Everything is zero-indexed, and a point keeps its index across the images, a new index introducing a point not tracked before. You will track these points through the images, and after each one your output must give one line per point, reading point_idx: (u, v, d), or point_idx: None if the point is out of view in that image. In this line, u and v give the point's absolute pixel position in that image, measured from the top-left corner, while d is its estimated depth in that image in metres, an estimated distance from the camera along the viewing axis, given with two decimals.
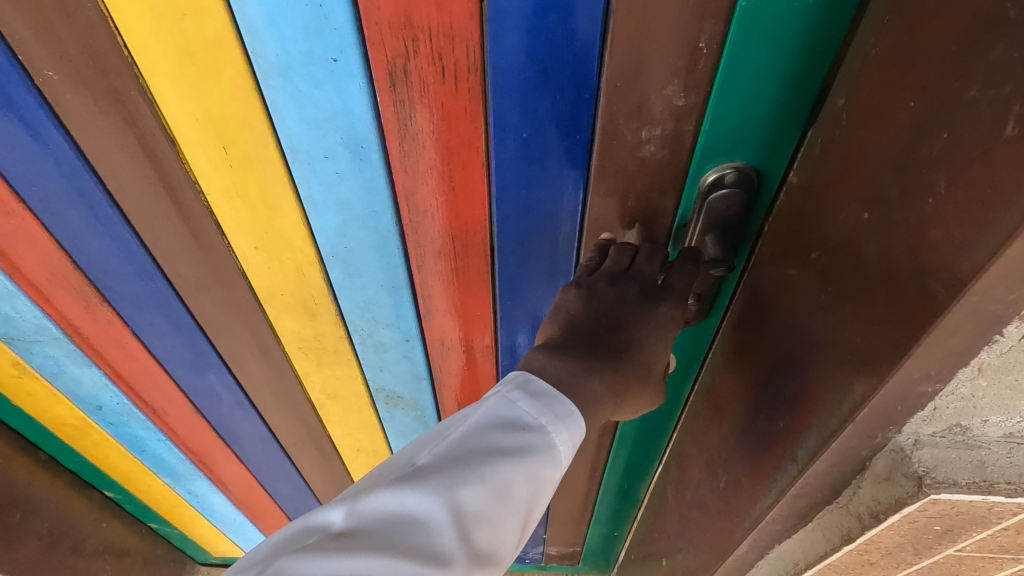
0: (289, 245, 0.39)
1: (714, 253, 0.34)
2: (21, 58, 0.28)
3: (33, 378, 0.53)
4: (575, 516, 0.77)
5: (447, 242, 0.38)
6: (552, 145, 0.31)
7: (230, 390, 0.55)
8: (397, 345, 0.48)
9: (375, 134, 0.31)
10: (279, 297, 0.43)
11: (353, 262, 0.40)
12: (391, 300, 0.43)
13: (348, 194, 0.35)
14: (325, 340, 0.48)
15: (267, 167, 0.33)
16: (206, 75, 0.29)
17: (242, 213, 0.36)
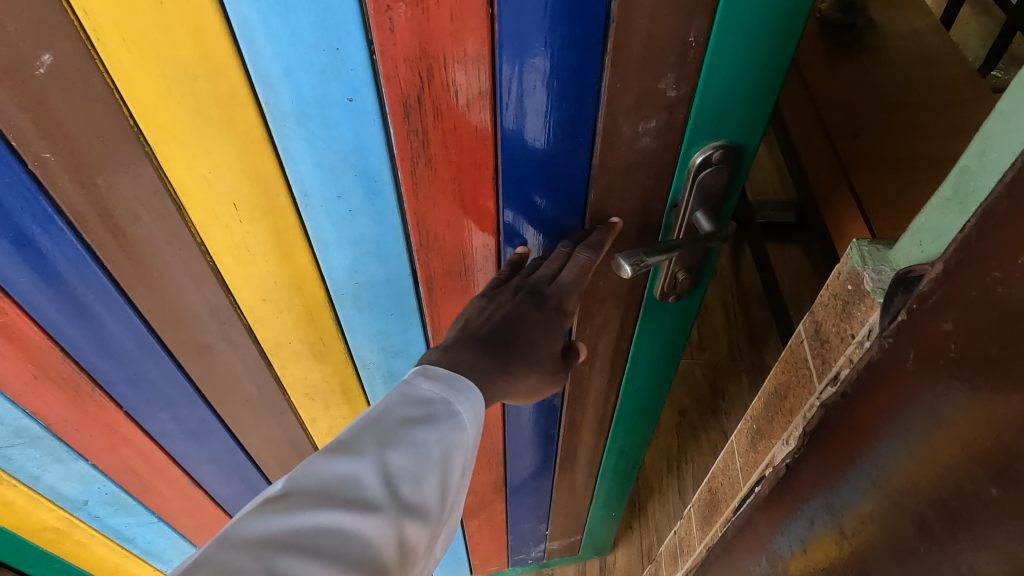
0: (299, 290, 0.40)
1: (709, 227, 0.37)
2: (14, 146, 0.29)
3: (9, 484, 0.52)
4: (573, 505, 0.78)
5: (448, 257, 0.40)
6: (547, 151, 0.34)
7: (230, 459, 0.55)
8: (406, 372, 0.49)
9: (386, 166, 0.34)
10: (287, 346, 0.44)
11: (362, 298, 0.41)
12: (400, 326, 0.45)
13: (360, 230, 0.37)
14: (332, 381, 0.49)
15: (280, 213, 0.35)
16: (228, 128, 0.30)
17: (250, 265, 0.37)
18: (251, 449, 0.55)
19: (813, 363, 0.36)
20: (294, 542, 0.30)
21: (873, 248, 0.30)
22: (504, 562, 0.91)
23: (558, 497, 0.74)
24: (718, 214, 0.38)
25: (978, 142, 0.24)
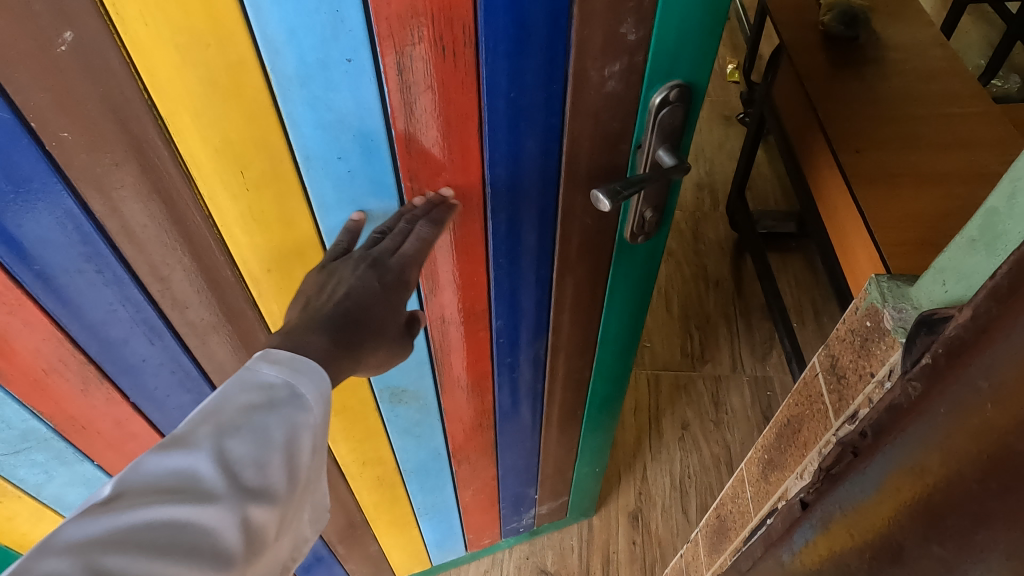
0: (264, 144, 0.56)
1: (670, 158, 0.65)
2: None
3: None
4: (505, 363, 0.95)
5: (428, 153, 0.62)
6: (486, 65, 0.56)
7: (174, 377, 0.73)
8: (376, 214, 0.67)
9: (373, 88, 0.55)
10: (259, 198, 0.60)
11: (344, 188, 0.62)
12: (368, 172, 0.62)
13: (344, 134, 0.58)
14: (296, 231, 0.65)
15: (269, 126, 0.55)
16: (230, 69, 0.51)
17: (239, 122, 0.54)
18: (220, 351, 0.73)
19: (874, 376, 0.53)
20: (123, 531, 0.45)
21: (899, 294, 0.51)
22: (469, 431, 1.09)
23: (493, 351, 0.92)
24: (674, 144, 0.65)
25: (1007, 194, 0.42)
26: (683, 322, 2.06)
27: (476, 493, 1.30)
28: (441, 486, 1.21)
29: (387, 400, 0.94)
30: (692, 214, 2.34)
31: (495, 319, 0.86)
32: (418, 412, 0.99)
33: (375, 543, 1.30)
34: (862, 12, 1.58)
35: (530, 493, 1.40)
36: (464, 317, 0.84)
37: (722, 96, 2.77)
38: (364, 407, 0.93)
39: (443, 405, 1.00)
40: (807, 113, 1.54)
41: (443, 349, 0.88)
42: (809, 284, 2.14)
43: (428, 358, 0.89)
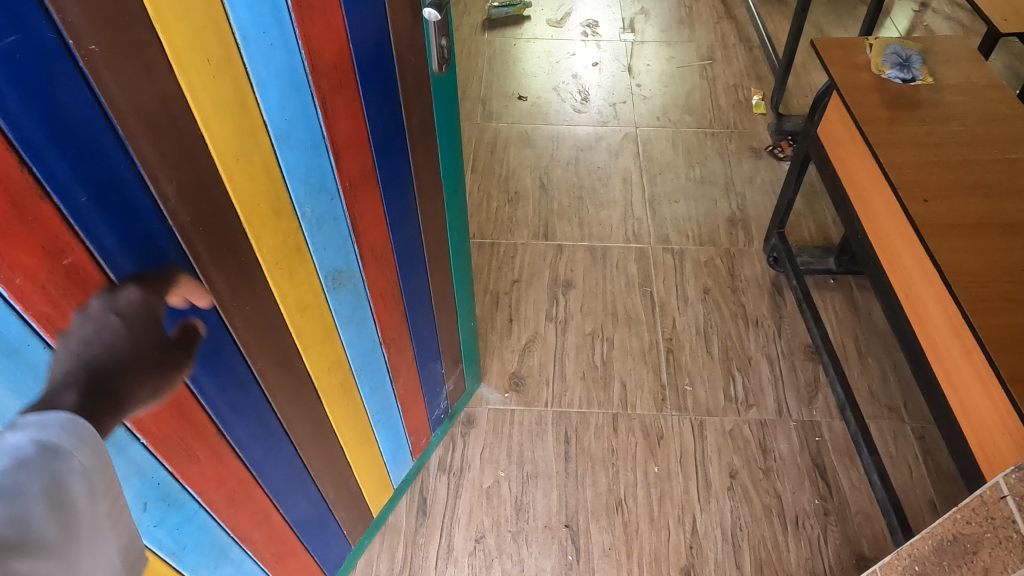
0: (216, 29, 0.70)
1: None
2: None
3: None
4: (388, 221, 1.17)
5: (314, 18, 0.81)
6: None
7: (188, 307, 0.82)
8: (291, 87, 0.83)
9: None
10: (218, 83, 0.73)
11: (271, 64, 0.79)
12: (282, 44, 0.78)
13: (263, 11, 0.74)
14: (248, 110, 0.78)
15: (219, 14, 0.69)
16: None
17: (201, 11, 0.67)
18: (213, 267, 0.83)
19: None
20: None
21: None
22: (390, 305, 1.28)
23: (384, 205, 1.13)
24: None
25: None
26: (725, 363, 2.01)
27: (406, 381, 1.49)
28: (381, 383, 1.38)
29: (332, 288, 1.09)
30: (727, 251, 2.30)
31: (377, 177, 1.08)
32: (352, 295, 1.15)
33: (352, 476, 1.42)
34: (914, 55, 1.58)
35: (438, 369, 1.65)
36: (361, 178, 1.04)
37: (750, 128, 2.74)
38: (318, 300, 1.07)
39: (365, 281, 1.17)
40: (864, 162, 1.50)
41: (357, 218, 1.07)
42: (851, 323, 2.09)
43: (349, 231, 1.06)
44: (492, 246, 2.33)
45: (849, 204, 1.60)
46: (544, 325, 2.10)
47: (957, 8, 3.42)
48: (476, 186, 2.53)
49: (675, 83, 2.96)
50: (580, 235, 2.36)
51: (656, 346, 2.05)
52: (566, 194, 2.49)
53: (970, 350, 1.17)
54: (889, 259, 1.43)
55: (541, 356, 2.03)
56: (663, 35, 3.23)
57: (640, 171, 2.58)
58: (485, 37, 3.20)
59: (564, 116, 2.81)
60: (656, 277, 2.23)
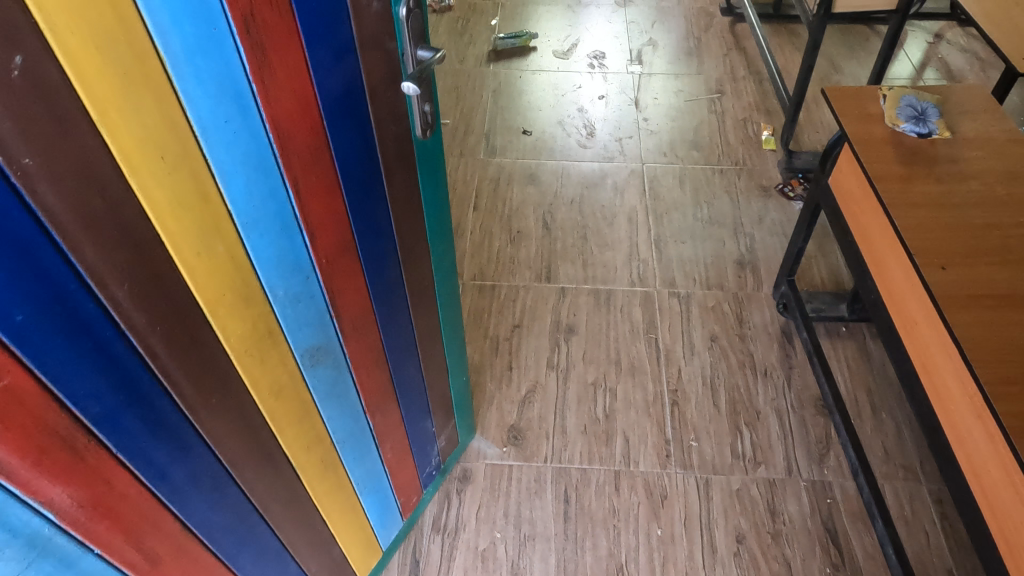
0: (172, 123, 0.65)
1: (427, 53, 0.94)
2: None
3: None
4: (372, 290, 1.11)
5: (282, 101, 0.76)
6: (299, 14, 0.74)
7: (144, 411, 0.76)
8: (260, 173, 0.77)
9: (237, 53, 0.68)
10: (177, 178, 0.67)
11: (235, 153, 0.73)
12: (247, 130, 0.73)
13: (223, 99, 0.69)
14: (211, 202, 0.73)
15: (172, 107, 0.64)
16: (139, 58, 0.59)
17: (151, 108, 0.62)
18: (172, 364, 0.77)
19: None
20: None
21: None
22: (374, 374, 1.22)
23: (366, 275, 1.08)
24: (422, 43, 0.94)
25: None
26: (732, 417, 1.93)
27: (393, 445, 1.43)
28: (367, 451, 1.32)
29: (309, 365, 1.02)
30: (735, 295, 2.23)
31: (357, 250, 1.02)
32: (332, 369, 1.09)
33: (335, 545, 1.35)
34: (930, 108, 1.51)
35: (429, 428, 1.59)
36: (339, 252, 0.98)
37: (760, 166, 2.68)
38: (294, 381, 1.00)
39: (346, 354, 1.11)
40: (878, 220, 1.43)
41: (334, 292, 1.01)
42: (864, 375, 2.01)
43: (327, 306, 1.00)
44: (493, 288, 2.27)
45: (863, 261, 1.53)
46: (544, 374, 2.04)
47: (972, 39, 3.36)
48: (478, 225, 2.48)
49: (683, 117, 2.90)
50: (583, 277, 2.30)
51: (661, 398, 1.98)
52: (570, 234, 2.43)
53: (993, 435, 1.09)
54: (905, 326, 1.36)
55: (542, 408, 1.96)
56: (670, 66, 3.18)
57: (647, 211, 2.52)
58: (491, 69, 3.16)
59: (568, 151, 2.76)
60: (662, 323, 2.17)
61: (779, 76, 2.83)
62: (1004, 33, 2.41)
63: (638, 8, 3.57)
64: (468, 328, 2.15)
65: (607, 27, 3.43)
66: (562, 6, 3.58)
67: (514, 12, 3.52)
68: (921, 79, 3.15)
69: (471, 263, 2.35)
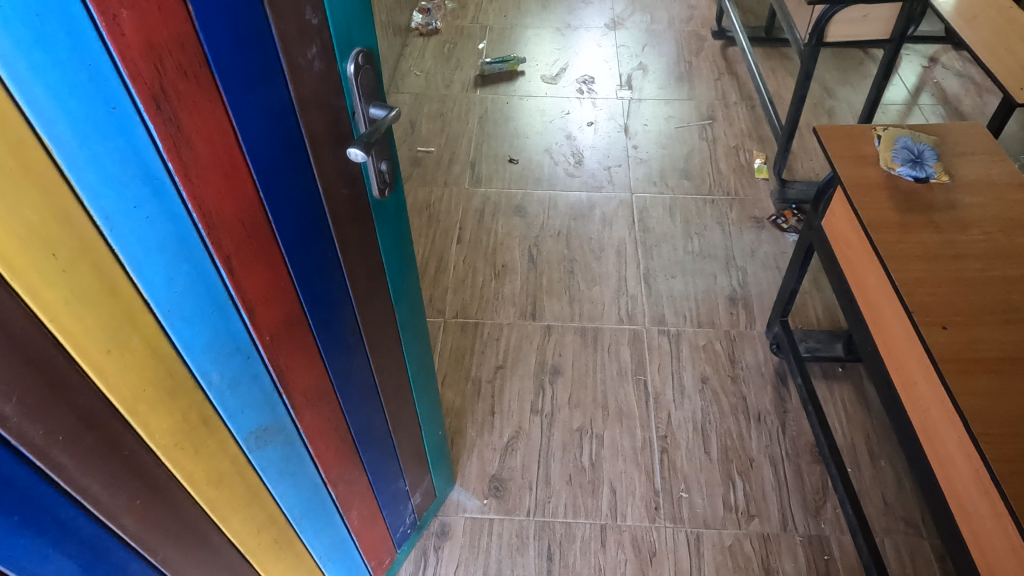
0: (65, 216, 0.57)
1: (382, 111, 0.87)
2: None
3: None
4: (327, 359, 1.03)
5: (208, 177, 0.68)
6: (222, 82, 0.66)
7: (50, 528, 0.67)
8: (185, 257, 0.69)
9: (146, 132, 0.60)
10: (77, 275, 0.59)
11: (150, 240, 0.65)
12: (164, 213, 0.65)
13: (131, 184, 0.61)
14: (124, 296, 0.65)
15: (62, 198, 0.56)
16: (14, 149, 0.51)
17: (36, 201, 0.54)
18: (82, 473, 0.68)
19: None
20: None
21: None
22: (334, 444, 1.14)
23: (320, 345, 0.99)
24: (375, 99, 0.86)
25: None
26: (724, 466, 1.85)
27: (361, 511, 1.34)
28: (329, 522, 1.23)
29: (256, 447, 0.94)
30: (727, 334, 2.15)
31: (308, 321, 0.94)
32: (285, 447, 1.00)
33: None
34: (927, 150, 1.44)
35: (402, 488, 1.50)
36: (286, 326, 0.90)
37: (752, 196, 2.60)
38: (239, 466, 0.92)
39: (301, 429, 1.02)
40: (874, 270, 1.35)
41: (283, 368, 0.92)
42: (861, 419, 1.93)
43: (274, 384, 0.92)
44: (476, 326, 2.18)
45: (858, 311, 1.45)
46: (528, 420, 1.95)
47: (967, 62, 3.31)
48: (462, 259, 2.40)
49: (674, 145, 2.84)
50: (570, 314, 2.22)
51: (650, 445, 1.89)
52: (557, 268, 2.35)
53: (1001, 515, 1.01)
54: (904, 385, 1.28)
55: (525, 457, 1.87)
56: (661, 91, 3.11)
57: (636, 243, 2.44)
58: (477, 94, 3.09)
59: (556, 180, 2.69)
60: (651, 364, 2.08)
61: (772, 103, 2.76)
62: (1001, 60, 2.35)
63: (628, 31, 3.51)
64: (449, 370, 2.07)
65: (597, 51, 3.37)
66: (551, 29, 3.52)
67: (502, 36, 3.46)
68: (917, 104, 3.09)
69: (453, 299, 2.26)
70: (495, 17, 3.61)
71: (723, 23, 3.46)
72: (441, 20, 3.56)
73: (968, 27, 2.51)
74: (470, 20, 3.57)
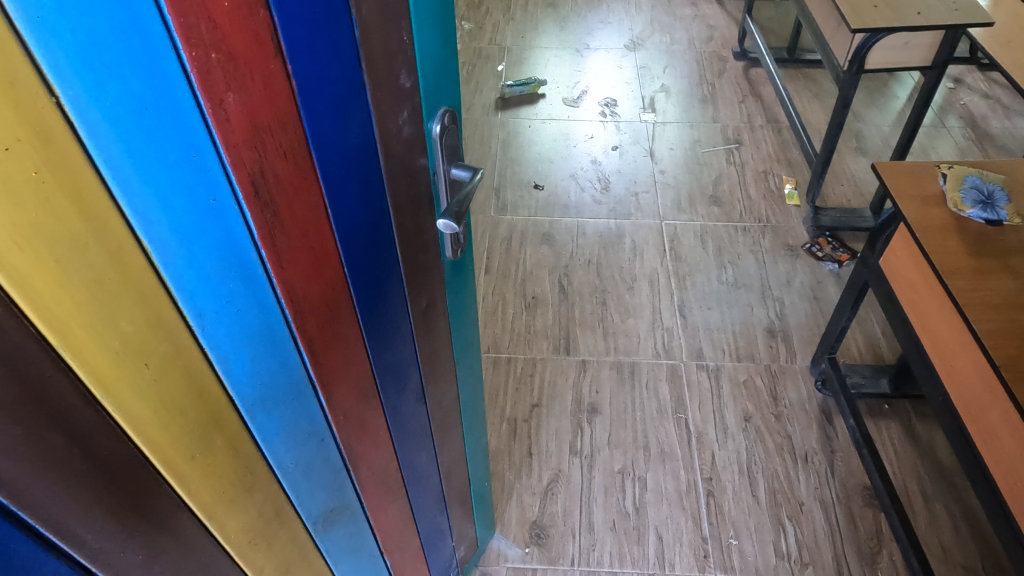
0: (160, 322, 0.50)
1: (467, 171, 0.80)
2: None
3: None
4: (392, 428, 0.96)
5: (298, 261, 0.62)
6: (318, 158, 0.60)
7: None
8: (271, 346, 0.63)
9: (243, 221, 0.54)
10: (170, 382, 0.53)
11: (239, 334, 0.59)
12: (255, 304, 0.59)
13: (226, 279, 0.55)
14: (211, 396, 0.59)
15: (157, 302, 0.50)
16: (114, 257, 0.45)
17: (133, 310, 0.48)
18: None
19: None
20: None
21: None
22: (392, 514, 1.07)
23: (386, 415, 0.93)
24: (456, 158, 0.80)
25: None
26: (774, 510, 1.78)
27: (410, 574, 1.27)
28: None
29: (322, 530, 0.87)
30: (768, 369, 2.09)
31: (379, 392, 0.88)
32: (349, 524, 0.93)
33: None
34: (996, 190, 1.39)
35: (448, 544, 1.43)
36: (358, 401, 0.83)
37: (785, 223, 2.55)
38: (305, 551, 0.85)
39: (364, 503, 0.96)
40: (949, 316, 1.30)
41: (352, 445, 0.86)
42: (912, 460, 1.87)
43: (343, 462, 0.85)
44: (509, 361, 2.12)
45: (929, 357, 1.39)
46: (567, 462, 1.88)
47: (992, 83, 3.27)
48: (490, 290, 2.34)
49: (701, 169, 2.78)
50: (605, 348, 2.15)
51: (695, 488, 1.83)
52: (589, 299, 2.30)
53: None
54: (985, 440, 1.22)
55: (566, 502, 1.80)
56: (685, 114, 3.07)
57: (669, 273, 2.38)
58: (498, 118, 3.04)
59: (583, 207, 2.63)
60: (691, 401, 2.01)
61: (802, 127, 2.71)
62: None
63: (648, 51, 3.47)
64: None
65: (617, 72, 3.32)
66: (569, 50, 3.48)
67: (521, 57, 3.42)
68: (946, 126, 3.04)
69: (484, 333, 2.20)
70: (512, 37, 3.57)
71: (744, 44, 3.43)
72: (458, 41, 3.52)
73: (1005, 51, 2.47)
74: (488, 41, 3.53)
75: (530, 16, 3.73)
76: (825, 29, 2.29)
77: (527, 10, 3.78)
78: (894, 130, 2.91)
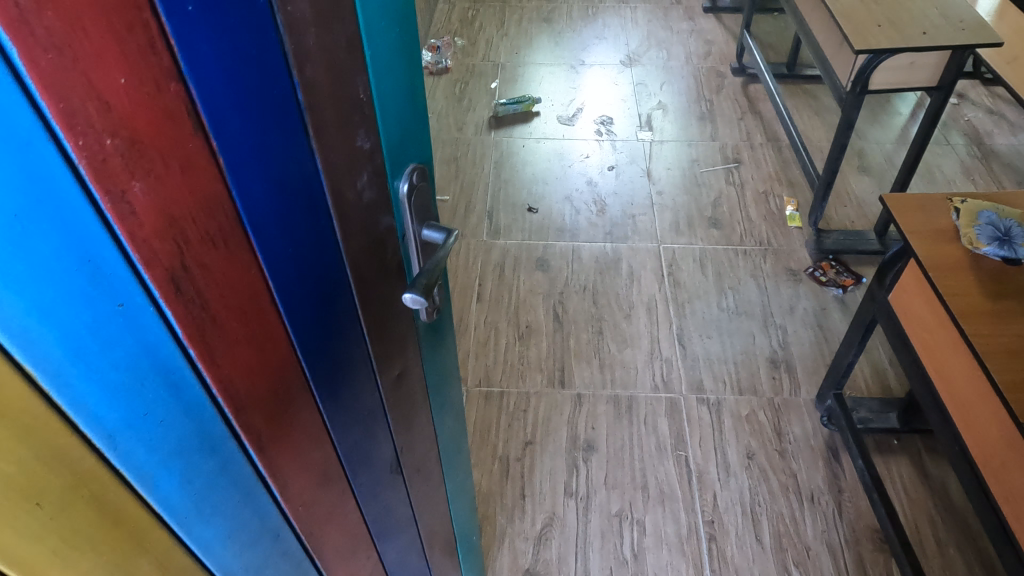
0: (54, 452, 0.43)
1: (440, 233, 0.72)
2: None
3: None
4: (364, 504, 0.88)
5: (237, 355, 0.54)
6: (257, 240, 0.52)
7: None
8: (208, 451, 0.55)
9: (163, 324, 0.46)
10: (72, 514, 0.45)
11: (165, 448, 0.51)
12: (183, 411, 0.51)
13: (143, 389, 0.47)
14: (130, 517, 0.51)
15: (47, 430, 0.42)
16: None
17: (15, 446, 0.40)
18: None
19: None
20: None
21: None
22: None
23: (356, 492, 0.85)
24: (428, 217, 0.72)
25: None
26: (779, 556, 1.69)
27: None
28: None
29: None
30: (771, 402, 2.00)
31: (345, 470, 0.80)
32: None
33: None
34: (1015, 227, 1.31)
35: None
36: (321, 485, 0.75)
37: (787, 246, 2.47)
38: None
39: None
40: (966, 362, 1.21)
41: (315, 532, 0.78)
42: (924, 499, 1.78)
43: (304, 551, 0.77)
44: (501, 395, 2.04)
45: (943, 402, 1.31)
46: (561, 504, 1.79)
47: (996, 98, 3.21)
48: (483, 319, 2.25)
49: (699, 190, 2.71)
50: (601, 381, 2.07)
51: (696, 531, 1.74)
52: (585, 328, 2.21)
53: None
54: (1005, 495, 1.14)
55: (561, 548, 1.71)
56: (683, 132, 2.99)
57: (667, 300, 2.30)
58: (491, 138, 2.97)
59: (578, 230, 2.55)
60: (691, 438, 1.93)
61: (803, 146, 2.64)
62: None
63: (644, 67, 3.40)
64: (474, 447, 1.91)
65: (613, 89, 3.25)
66: (564, 66, 3.41)
67: (515, 74, 3.35)
68: (950, 142, 2.97)
69: (476, 365, 2.12)
70: (506, 54, 3.50)
71: (743, 59, 3.36)
72: (451, 58, 3.45)
73: (1012, 69, 2.40)
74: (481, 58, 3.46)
75: (525, 31, 3.66)
76: (827, 48, 2.22)
77: (521, 25, 3.71)
78: (897, 148, 2.83)
